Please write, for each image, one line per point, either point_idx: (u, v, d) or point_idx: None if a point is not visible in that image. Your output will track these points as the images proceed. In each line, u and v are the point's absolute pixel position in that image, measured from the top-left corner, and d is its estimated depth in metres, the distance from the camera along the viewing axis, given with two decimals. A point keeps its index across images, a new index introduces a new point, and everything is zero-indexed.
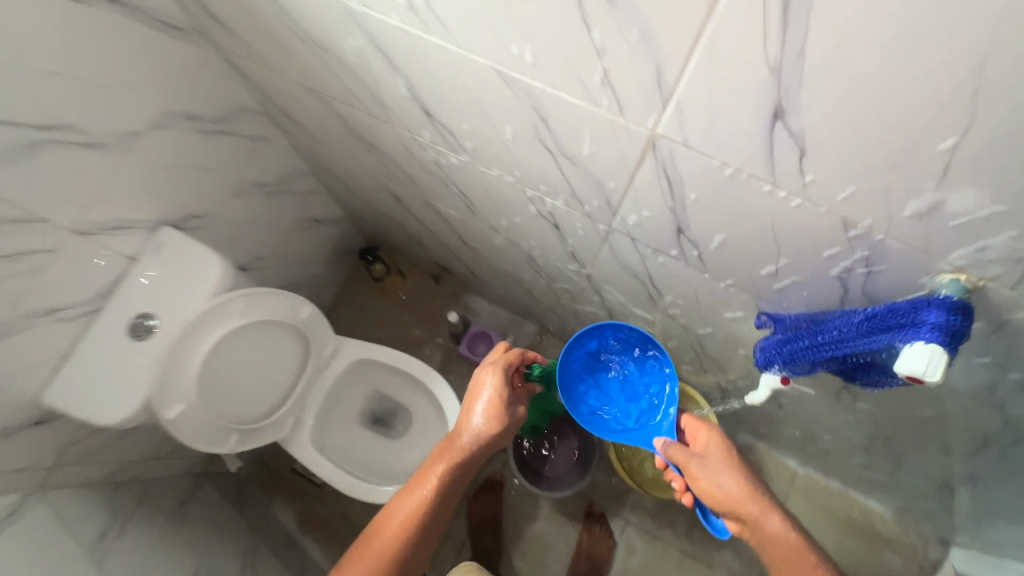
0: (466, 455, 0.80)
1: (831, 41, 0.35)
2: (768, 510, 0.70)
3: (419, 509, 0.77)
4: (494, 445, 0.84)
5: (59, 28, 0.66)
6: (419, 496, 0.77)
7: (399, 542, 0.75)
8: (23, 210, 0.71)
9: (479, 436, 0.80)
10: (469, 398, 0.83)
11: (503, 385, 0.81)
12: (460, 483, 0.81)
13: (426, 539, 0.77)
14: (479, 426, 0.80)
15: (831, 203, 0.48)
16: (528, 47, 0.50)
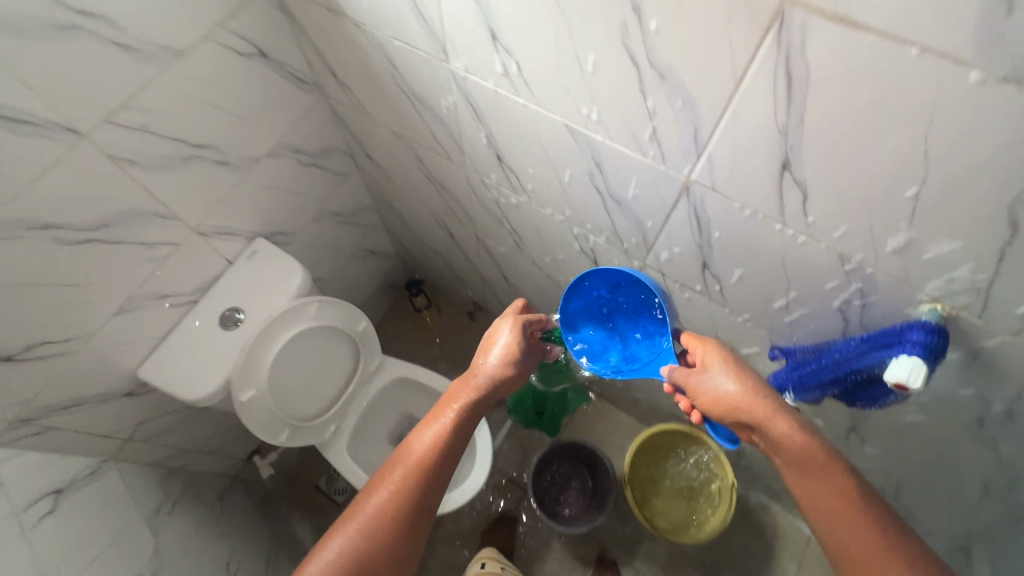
0: (483, 397, 0.77)
1: (821, 113, 0.49)
2: (783, 414, 0.62)
3: (435, 445, 0.73)
4: (507, 390, 0.80)
5: (225, 72, 0.85)
6: (434, 433, 0.74)
7: (414, 476, 0.70)
8: (166, 209, 0.87)
9: (496, 378, 0.77)
10: (484, 341, 0.80)
11: (521, 330, 0.78)
12: (475, 426, 0.77)
13: (444, 480, 0.72)
14: (495, 368, 0.77)
15: (829, 240, 0.60)
16: (595, 108, 0.66)
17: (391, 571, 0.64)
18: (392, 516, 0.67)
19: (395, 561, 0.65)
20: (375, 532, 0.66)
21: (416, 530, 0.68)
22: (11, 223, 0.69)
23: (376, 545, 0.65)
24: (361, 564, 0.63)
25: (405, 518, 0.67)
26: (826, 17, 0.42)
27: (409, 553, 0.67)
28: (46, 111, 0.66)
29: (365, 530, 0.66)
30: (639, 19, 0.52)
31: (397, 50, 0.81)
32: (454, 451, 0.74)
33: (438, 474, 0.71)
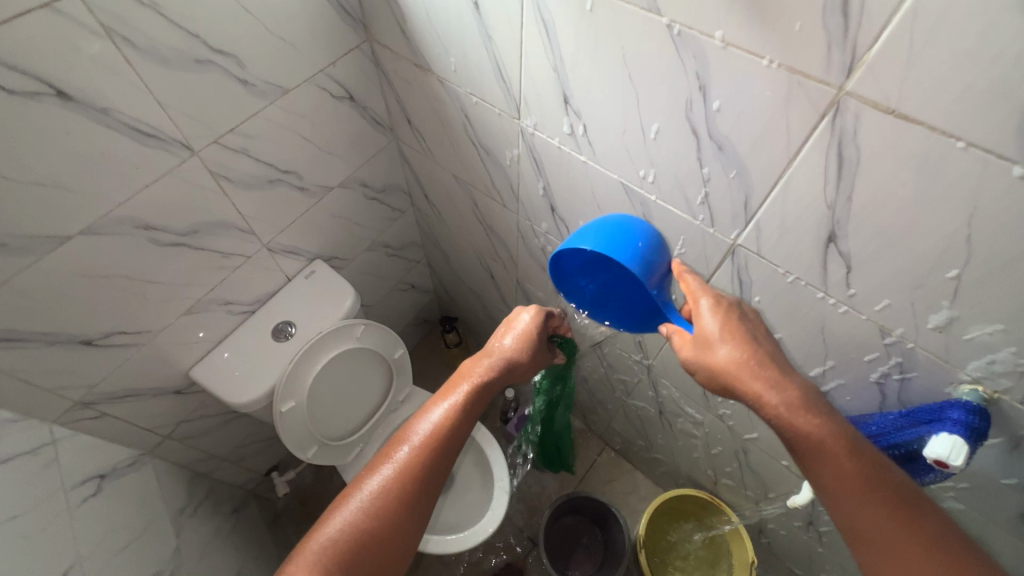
0: (492, 382, 0.80)
1: (869, 192, 0.53)
2: (770, 390, 0.58)
3: (443, 424, 0.75)
4: (517, 377, 0.83)
5: (318, 110, 0.96)
6: (443, 412, 0.76)
7: (422, 453, 0.72)
8: (245, 223, 0.96)
9: (508, 365, 0.80)
10: (501, 327, 0.83)
11: (542, 321, 0.83)
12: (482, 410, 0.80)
13: (450, 462, 0.75)
14: (509, 355, 0.80)
15: (871, 312, 0.63)
16: (652, 169, 0.71)
17: (395, 539, 0.67)
18: (396, 491, 0.69)
19: (398, 538, 0.67)
20: (380, 506, 0.68)
21: (420, 509, 0.70)
22: (120, 221, 0.77)
23: (379, 521, 0.67)
24: (366, 538, 0.65)
25: (411, 495, 0.69)
26: (879, 109, 0.47)
27: (412, 531, 0.68)
28: (170, 128, 0.76)
29: (371, 505, 0.68)
30: (704, 97, 0.58)
31: (472, 104, 0.90)
32: (460, 432, 0.76)
33: (444, 453, 0.74)
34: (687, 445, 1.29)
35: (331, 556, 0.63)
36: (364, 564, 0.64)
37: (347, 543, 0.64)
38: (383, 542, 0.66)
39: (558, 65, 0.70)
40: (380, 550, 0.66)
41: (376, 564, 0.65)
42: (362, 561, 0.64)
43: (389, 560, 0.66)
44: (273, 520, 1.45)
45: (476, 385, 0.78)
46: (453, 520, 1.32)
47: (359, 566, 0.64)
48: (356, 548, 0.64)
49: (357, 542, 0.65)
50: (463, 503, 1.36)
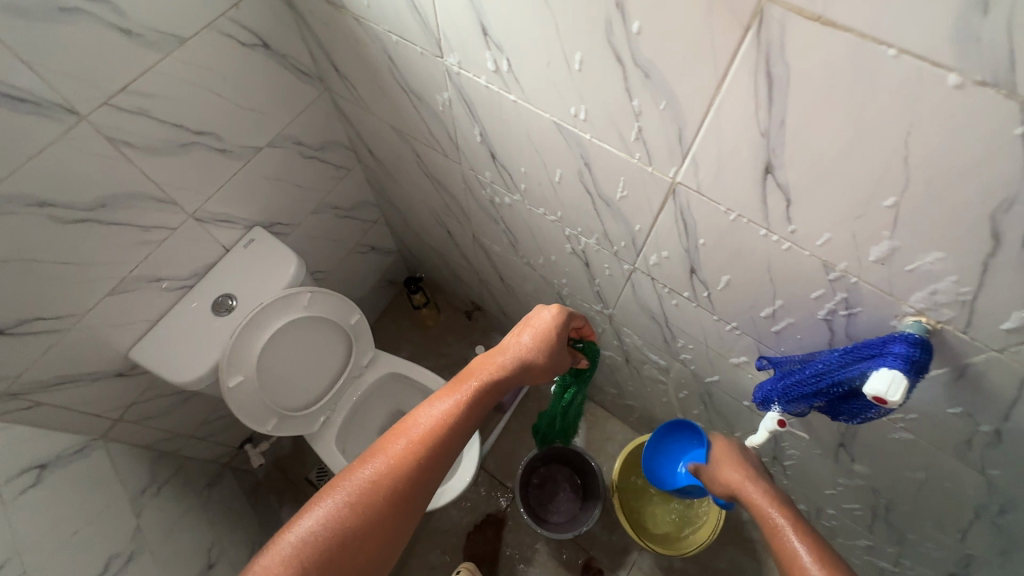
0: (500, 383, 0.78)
1: (801, 117, 0.48)
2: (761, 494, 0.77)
3: (445, 419, 0.74)
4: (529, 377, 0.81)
5: (227, 62, 0.86)
6: (447, 407, 0.75)
7: (416, 447, 0.71)
8: (164, 192, 0.89)
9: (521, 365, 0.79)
10: (517, 327, 0.82)
11: (563, 319, 0.80)
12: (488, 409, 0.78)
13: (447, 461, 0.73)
14: (524, 356, 0.79)
15: (814, 247, 0.59)
16: (583, 106, 0.65)
17: (381, 534, 0.65)
18: (386, 487, 0.67)
19: (384, 537, 0.65)
20: (365, 498, 0.66)
21: (410, 505, 0.68)
22: (5, 199, 0.70)
23: (366, 519, 0.65)
24: (348, 538, 0.63)
25: (403, 492, 0.67)
26: (804, 17, 0.42)
27: (400, 531, 0.66)
28: (46, 91, 0.68)
29: (357, 500, 0.66)
30: (624, 18, 0.52)
31: (394, 44, 0.81)
32: (464, 431, 0.75)
33: (441, 449, 0.72)
34: (656, 391, 1.28)
35: (304, 556, 0.61)
36: (345, 564, 0.62)
37: (327, 540, 0.62)
38: (368, 539, 0.64)
39: None
40: (364, 550, 0.63)
41: (359, 561, 0.63)
42: (340, 562, 0.62)
43: (371, 559, 0.64)
44: (253, 489, 1.46)
45: (485, 386, 0.77)
46: None
47: (340, 560, 0.62)
48: (336, 545, 0.62)
49: (336, 541, 0.63)
50: None
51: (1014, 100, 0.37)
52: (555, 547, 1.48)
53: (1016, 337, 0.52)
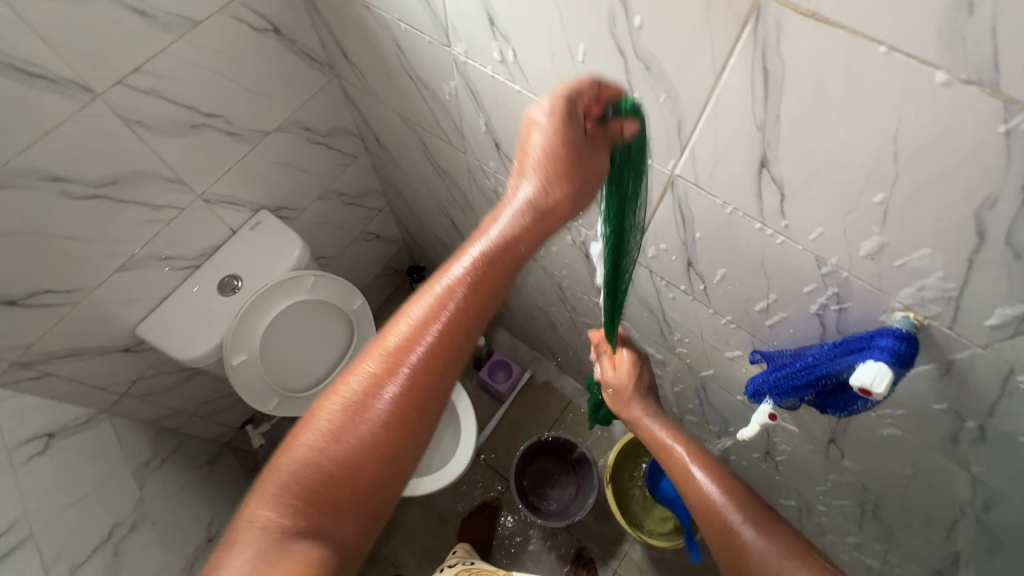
0: (514, 239, 0.61)
1: (796, 113, 0.50)
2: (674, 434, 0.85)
3: (439, 301, 0.59)
4: (554, 222, 0.63)
5: (238, 45, 0.88)
6: (443, 284, 0.60)
7: (407, 340, 0.58)
8: (173, 172, 0.91)
9: (535, 205, 0.62)
10: (519, 157, 0.63)
11: (568, 122, 0.58)
12: (510, 277, 0.62)
13: (465, 350, 0.59)
14: (537, 192, 0.62)
15: (806, 242, 0.61)
16: None
17: (384, 444, 0.55)
18: (381, 399, 0.56)
19: (390, 460, 0.55)
20: (357, 411, 0.55)
21: (417, 414, 0.56)
22: (21, 172, 0.72)
23: (359, 439, 0.54)
24: (338, 466, 0.53)
25: (404, 397, 0.56)
26: (800, 13, 0.43)
27: (410, 436, 0.56)
28: (62, 68, 0.70)
29: (346, 417, 0.55)
30: (627, 11, 0.53)
31: (403, 32, 0.83)
32: (477, 310, 0.60)
33: (445, 335, 0.58)
34: None
35: (297, 490, 0.52)
36: (349, 489, 0.53)
37: (321, 469, 0.53)
38: (366, 462, 0.54)
39: None
40: (368, 470, 0.54)
41: (364, 481, 0.54)
42: (342, 487, 0.53)
43: (377, 485, 0.54)
44: (253, 470, 1.49)
45: (494, 247, 0.61)
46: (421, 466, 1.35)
47: (341, 485, 0.53)
48: (331, 472, 0.53)
49: (330, 471, 0.53)
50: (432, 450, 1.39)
51: (997, 98, 0.39)
52: (548, 536, 1.50)
53: (1000, 334, 0.54)
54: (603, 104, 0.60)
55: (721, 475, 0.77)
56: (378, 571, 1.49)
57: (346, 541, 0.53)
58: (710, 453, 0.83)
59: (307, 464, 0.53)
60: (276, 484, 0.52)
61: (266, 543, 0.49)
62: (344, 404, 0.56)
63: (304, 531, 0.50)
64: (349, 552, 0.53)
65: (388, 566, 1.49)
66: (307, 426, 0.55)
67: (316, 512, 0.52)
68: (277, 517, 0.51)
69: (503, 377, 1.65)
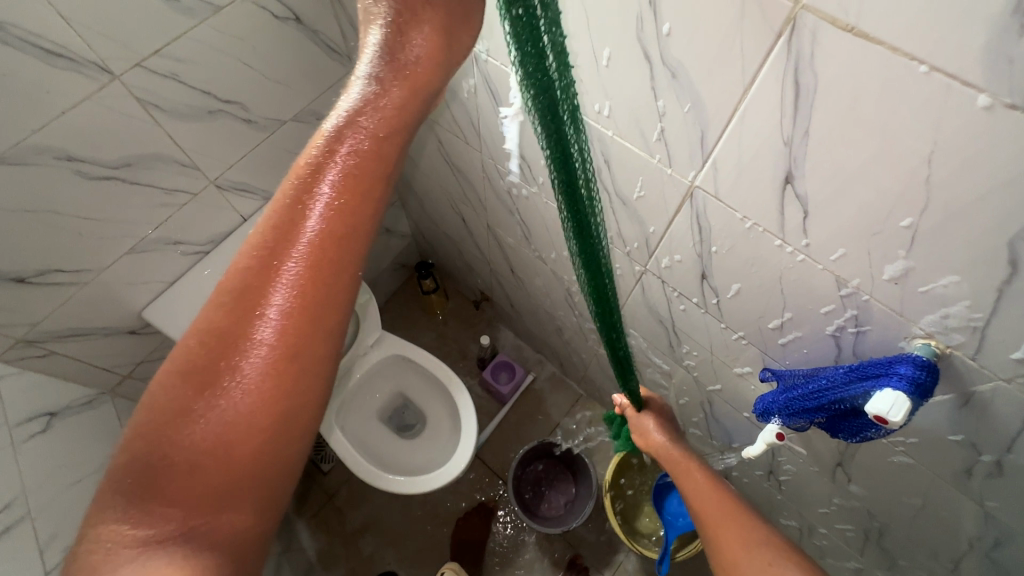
0: (377, 119, 0.49)
1: (824, 128, 0.48)
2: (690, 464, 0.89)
3: (278, 223, 0.47)
4: (429, 86, 0.51)
5: (259, 32, 0.87)
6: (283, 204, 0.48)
7: (255, 265, 0.47)
8: (187, 157, 0.90)
9: (395, 67, 0.49)
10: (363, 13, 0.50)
11: None
12: (380, 163, 0.49)
13: (334, 263, 0.47)
14: (391, 51, 0.49)
15: (827, 262, 0.59)
16: (608, 103, 0.65)
17: (248, 399, 0.45)
18: (241, 343, 0.46)
19: (264, 418, 0.45)
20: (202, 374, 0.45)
21: (288, 354, 0.46)
22: (36, 150, 0.72)
23: (222, 399, 0.45)
24: (196, 442, 0.44)
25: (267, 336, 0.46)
26: (837, 27, 0.41)
27: (282, 386, 0.46)
28: (84, 49, 0.70)
29: (192, 385, 0.45)
30: (655, 15, 0.52)
31: None
32: (340, 213, 0.47)
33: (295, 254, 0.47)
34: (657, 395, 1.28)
35: (155, 479, 0.43)
36: (220, 465, 0.44)
37: (178, 452, 0.44)
38: (232, 428, 0.45)
39: None
40: (237, 436, 0.45)
41: (237, 451, 0.45)
42: (211, 464, 0.44)
43: (260, 454, 0.45)
44: None
45: (345, 135, 0.48)
46: (420, 464, 1.37)
47: (209, 461, 0.44)
48: (192, 450, 0.44)
49: (191, 449, 0.44)
50: (432, 448, 1.39)
51: None
52: (543, 541, 1.49)
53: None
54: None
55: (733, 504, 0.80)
56: (371, 566, 1.48)
57: (240, 522, 0.45)
58: (729, 486, 0.85)
59: (159, 446, 0.44)
60: (129, 477, 0.43)
61: (135, 550, 0.41)
62: (187, 368, 0.45)
63: (180, 526, 0.43)
64: (240, 541, 0.44)
65: (380, 561, 1.49)
66: (151, 402, 0.45)
67: (187, 501, 0.43)
68: (139, 520, 0.42)
69: (505, 379, 1.63)
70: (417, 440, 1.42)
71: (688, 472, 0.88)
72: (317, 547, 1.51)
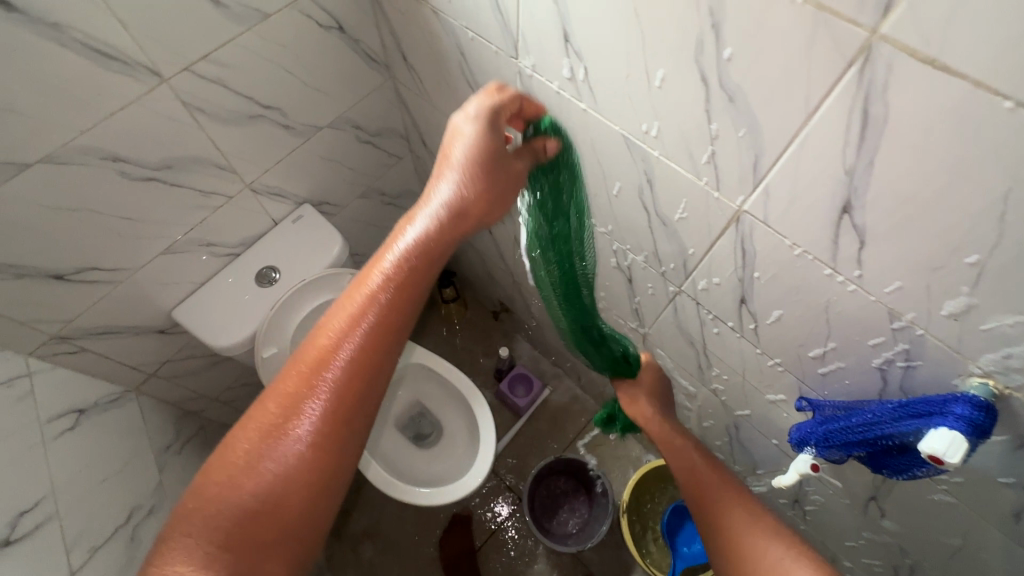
0: (431, 251, 0.65)
1: (891, 159, 0.47)
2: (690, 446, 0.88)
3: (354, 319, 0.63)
4: (469, 234, 0.66)
5: (301, 40, 0.87)
6: (357, 304, 0.64)
7: (329, 350, 0.62)
8: (225, 160, 0.90)
9: (450, 217, 0.64)
10: (437, 169, 0.65)
11: (483, 141, 0.61)
12: (424, 288, 0.65)
13: (382, 358, 0.63)
14: (454, 202, 0.63)
15: (881, 294, 0.58)
16: (657, 123, 0.65)
17: (306, 461, 0.58)
18: (306, 412, 0.59)
19: (315, 475, 0.58)
20: (279, 434, 0.58)
21: (340, 427, 0.60)
22: (83, 150, 0.73)
23: (285, 456, 0.57)
24: (260, 489, 0.56)
25: (326, 409, 0.60)
26: (915, 58, 0.40)
27: (331, 452, 0.59)
28: (135, 51, 0.70)
29: (268, 441, 0.58)
30: (717, 40, 0.51)
31: (469, 40, 0.82)
32: (396, 321, 0.63)
33: (361, 346, 0.62)
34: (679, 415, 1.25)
35: (224, 516, 0.54)
36: (272, 513, 0.55)
37: (247, 495, 0.55)
38: (289, 480, 0.57)
39: None
40: (292, 489, 0.56)
41: (289, 502, 0.56)
42: (268, 511, 0.55)
43: (301, 510, 0.56)
44: None
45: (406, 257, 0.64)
46: (438, 474, 1.35)
47: (265, 508, 0.55)
48: (255, 496, 0.55)
49: (256, 495, 0.55)
50: (448, 459, 1.38)
51: None
52: (554, 558, 1.46)
53: None
54: (524, 121, 0.65)
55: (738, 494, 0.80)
56: None
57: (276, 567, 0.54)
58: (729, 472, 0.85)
59: (232, 489, 0.56)
60: (199, 518, 0.54)
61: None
62: (267, 425, 0.59)
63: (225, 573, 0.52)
64: None
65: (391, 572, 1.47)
66: (232, 452, 0.58)
67: (237, 546, 0.53)
68: (202, 556, 0.52)
69: (522, 392, 1.62)
70: (433, 451, 1.40)
71: (683, 458, 0.87)
72: (328, 556, 1.49)
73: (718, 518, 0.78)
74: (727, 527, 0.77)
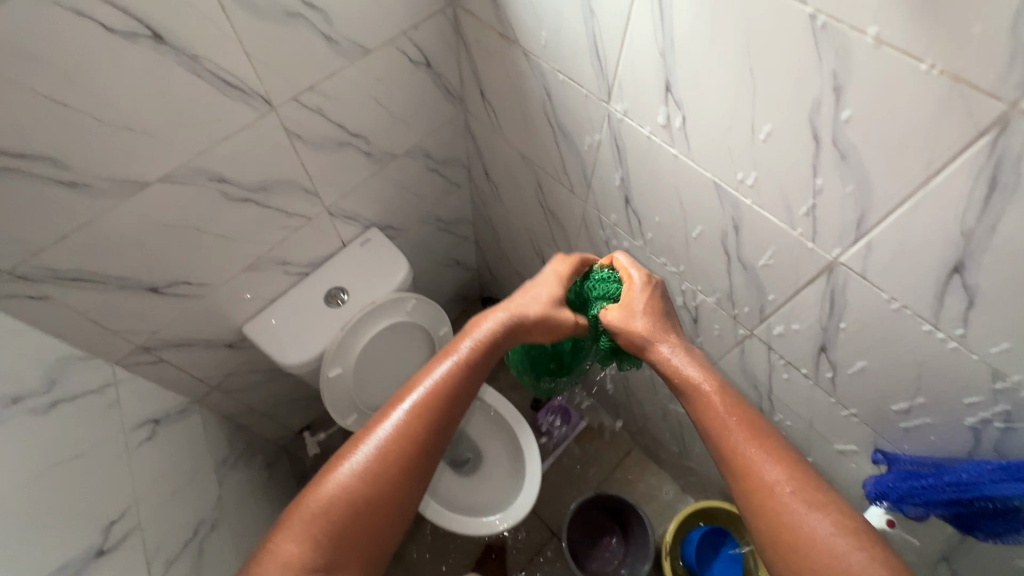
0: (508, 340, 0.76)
1: (1015, 226, 0.48)
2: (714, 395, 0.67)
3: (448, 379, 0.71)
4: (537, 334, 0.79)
5: (393, 73, 0.91)
6: (448, 368, 0.72)
7: (423, 402, 0.69)
8: (312, 184, 0.94)
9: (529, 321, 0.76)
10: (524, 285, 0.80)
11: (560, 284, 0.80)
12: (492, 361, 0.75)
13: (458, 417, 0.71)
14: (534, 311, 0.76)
15: (985, 354, 0.58)
16: (754, 173, 0.66)
17: (391, 491, 0.64)
18: (392, 446, 0.65)
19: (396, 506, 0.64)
20: (371, 467, 0.64)
21: (421, 465, 0.66)
22: (196, 171, 0.76)
23: (374, 481, 0.63)
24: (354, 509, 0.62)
25: (410, 447, 0.66)
26: None
27: (411, 489, 0.65)
28: (254, 82, 0.74)
29: (361, 470, 0.64)
30: (837, 101, 0.53)
31: (558, 82, 0.85)
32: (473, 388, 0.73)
33: (448, 409, 0.70)
34: None
35: (320, 529, 0.60)
36: (357, 531, 0.61)
37: (340, 512, 0.61)
38: (378, 508, 0.63)
39: (667, 48, 0.65)
40: (376, 515, 0.63)
41: (373, 524, 0.62)
42: (354, 529, 0.61)
43: (381, 532, 0.63)
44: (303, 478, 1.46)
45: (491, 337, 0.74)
46: (478, 501, 1.33)
47: (353, 527, 0.61)
48: (346, 515, 0.61)
49: (346, 515, 0.61)
50: (489, 486, 1.36)
51: None
52: None
53: None
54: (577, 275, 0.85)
55: (795, 471, 0.61)
56: None
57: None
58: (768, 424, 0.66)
59: (328, 506, 0.61)
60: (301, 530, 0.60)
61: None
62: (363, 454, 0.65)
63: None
64: None
65: None
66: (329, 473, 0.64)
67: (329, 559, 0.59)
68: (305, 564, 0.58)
69: (559, 423, 1.61)
70: (472, 478, 1.39)
71: (713, 412, 0.66)
72: None
73: (768, 501, 0.60)
74: (779, 507, 0.59)
